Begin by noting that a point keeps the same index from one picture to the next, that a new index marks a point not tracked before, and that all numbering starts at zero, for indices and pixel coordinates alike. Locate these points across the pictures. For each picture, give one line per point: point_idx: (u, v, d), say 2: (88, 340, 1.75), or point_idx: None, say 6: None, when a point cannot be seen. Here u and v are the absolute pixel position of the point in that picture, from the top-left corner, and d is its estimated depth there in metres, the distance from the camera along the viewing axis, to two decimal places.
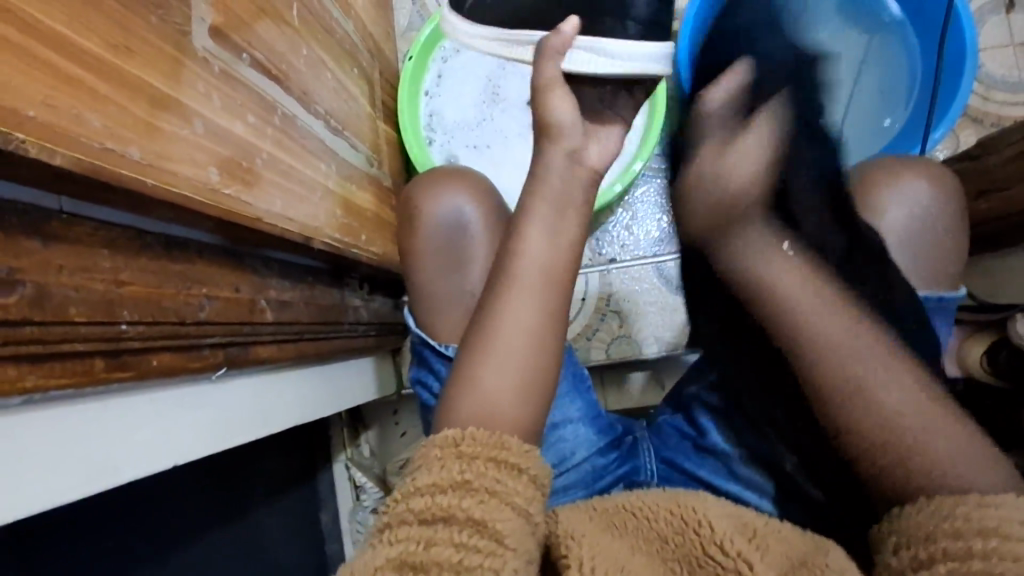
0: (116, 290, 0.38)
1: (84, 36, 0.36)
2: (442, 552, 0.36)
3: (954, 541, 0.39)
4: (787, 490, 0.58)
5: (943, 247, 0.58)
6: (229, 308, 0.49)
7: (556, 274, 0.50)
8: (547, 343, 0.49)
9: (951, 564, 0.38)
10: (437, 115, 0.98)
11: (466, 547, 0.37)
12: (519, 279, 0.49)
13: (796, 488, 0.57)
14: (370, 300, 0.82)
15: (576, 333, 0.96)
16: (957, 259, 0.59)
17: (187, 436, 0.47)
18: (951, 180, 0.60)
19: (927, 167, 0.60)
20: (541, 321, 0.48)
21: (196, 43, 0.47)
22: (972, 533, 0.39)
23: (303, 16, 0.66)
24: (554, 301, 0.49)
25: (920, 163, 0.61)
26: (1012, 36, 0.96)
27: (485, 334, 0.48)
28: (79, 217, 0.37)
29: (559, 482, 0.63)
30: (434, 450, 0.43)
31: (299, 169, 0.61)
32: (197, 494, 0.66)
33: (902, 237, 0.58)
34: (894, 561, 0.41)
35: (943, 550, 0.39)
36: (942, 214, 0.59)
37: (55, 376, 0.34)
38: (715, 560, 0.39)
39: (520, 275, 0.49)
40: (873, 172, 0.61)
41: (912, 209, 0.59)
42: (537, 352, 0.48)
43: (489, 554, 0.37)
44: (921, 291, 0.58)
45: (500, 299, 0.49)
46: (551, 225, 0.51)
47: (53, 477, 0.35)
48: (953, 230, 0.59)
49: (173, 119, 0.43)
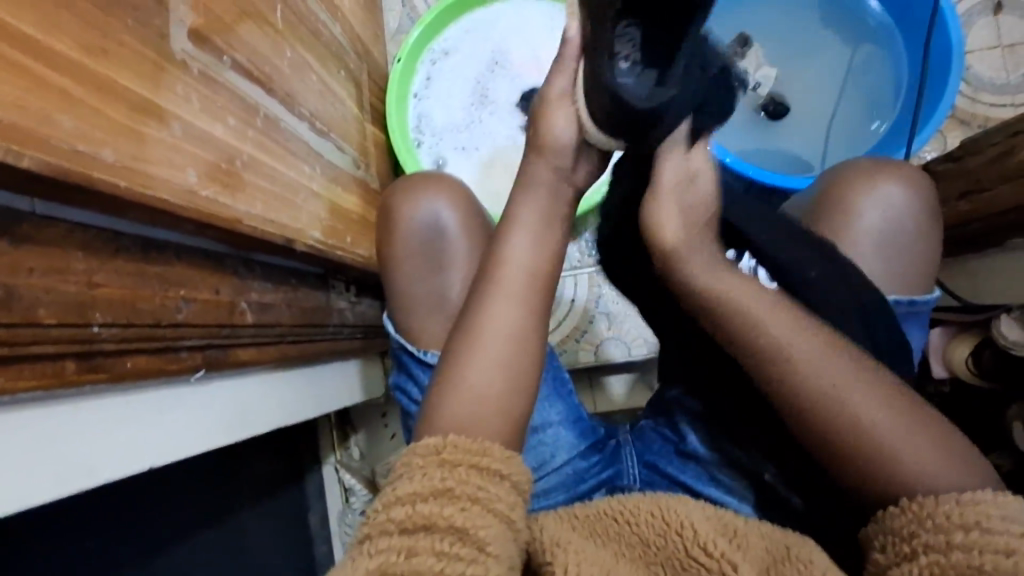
0: (89, 292, 0.38)
1: (57, 38, 0.36)
2: (423, 562, 0.36)
3: (935, 535, 0.38)
4: (765, 496, 0.57)
5: (917, 247, 0.58)
6: (207, 309, 0.49)
7: (538, 279, 0.50)
8: (530, 344, 0.49)
9: (933, 556, 0.37)
10: (425, 117, 0.98)
11: (448, 556, 0.37)
12: (500, 290, 0.49)
13: (775, 495, 0.56)
14: (357, 302, 0.82)
15: (562, 335, 0.96)
16: (928, 260, 0.58)
17: (165, 438, 0.46)
18: (925, 181, 0.60)
19: (906, 169, 0.60)
20: (520, 329, 0.48)
21: (175, 46, 0.47)
22: (955, 526, 0.38)
23: (287, 18, 0.66)
24: (536, 308, 0.49)
25: (896, 164, 0.60)
26: (999, 38, 0.97)
27: (467, 339, 0.48)
28: (52, 218, 0.37)
29: (540, 486, 0.64)
30: (417, 458, 0.43)
31: (282, 172, 0.61)
32: (184, 495, 0.66)
33: (875, 232, 0.57)
34: (880, 557, 0.41)
35: (925, 544, 0.38)
36: (912, 212, 0.58)
37: (23, 379, 0.34)
38: (700, 562, 0.39)
39: (502, 287, 0.49)
40: (849, 171, 0.60)
41: (882, 205, 0.58)
42: (519, 360, 0.48)
43: (471, 561, 0.37)
44: (891, 294, 0.57)
45: (483, 307, 0.49)
46: (536, 236, 0.51)
47: (25, 483, 0.35)
48: (929, 230, 0.58)
49: (151, 121, 0.43)
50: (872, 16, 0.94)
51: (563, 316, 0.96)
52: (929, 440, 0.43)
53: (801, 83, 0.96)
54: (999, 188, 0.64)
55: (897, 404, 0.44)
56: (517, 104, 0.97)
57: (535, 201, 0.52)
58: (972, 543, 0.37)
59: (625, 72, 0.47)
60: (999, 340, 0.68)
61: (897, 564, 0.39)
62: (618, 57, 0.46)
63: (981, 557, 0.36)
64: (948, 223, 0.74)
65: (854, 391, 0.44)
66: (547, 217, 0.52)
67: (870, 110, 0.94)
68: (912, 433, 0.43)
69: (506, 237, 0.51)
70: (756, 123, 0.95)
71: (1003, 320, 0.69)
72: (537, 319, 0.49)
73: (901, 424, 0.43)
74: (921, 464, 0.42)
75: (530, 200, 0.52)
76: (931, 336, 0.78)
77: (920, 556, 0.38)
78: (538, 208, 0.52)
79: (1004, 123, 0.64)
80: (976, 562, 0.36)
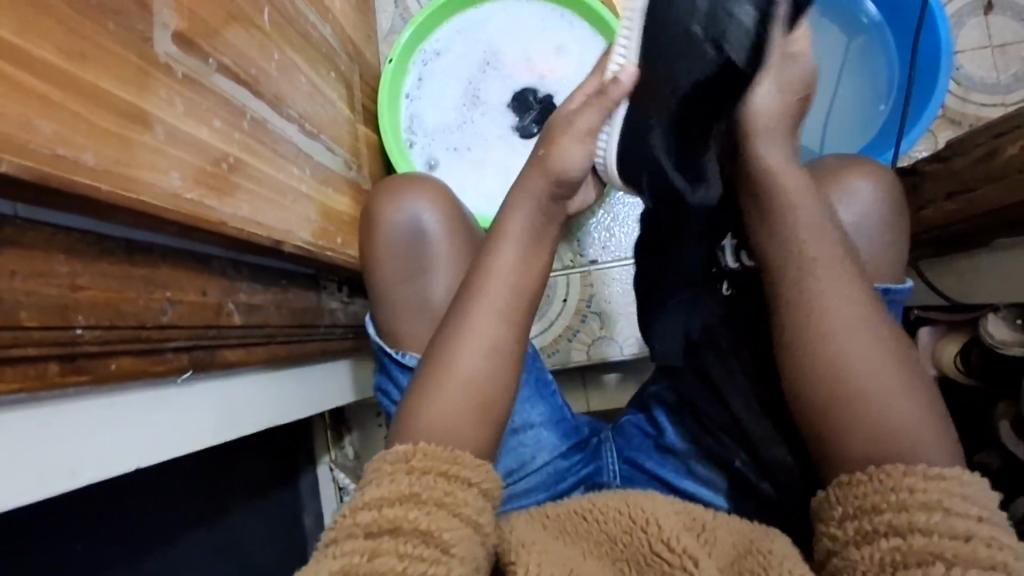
0: (71, 295, 0.39)
1: (36, 43, 0.36)
2: (387, 563, 0.36)
3: (899, 514, 0.39)
4: (741, 487, 0.58)
5: (885, 247, 0.58)
6: (193, 311, 0.50)
7: (525, 287, 0.51)
8: (510, 349, 0.50)
9: (895, 540, 0.38)
10: (417, 117, 0.98)
11: (410, 557, 0.37)
12: (487, 290, 0.50)
13: (749, 484, 0.57)
14: (349, 303, 0.82)
15: (554, 335, 0.97)
16: (898, 256, 0.59)
17: (152, 438, 0.47)
18: (891, 179, 0.60)
19: (872, 166, 0.60)
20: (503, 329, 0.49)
21: (159, 49, 0.48)
22: (918, 506, 0.39)
23: (275, 20, 0.67)
24: (517, 308, 0.50)
25: (861, 162, 0.60)
26: (990, 38, 0.97)
27: (452, 336, 0.49)
28: (35, 222, 0.37)
29: (518, 487, 0.64)
30: (386, 464, 0.43)
31: (270, 174, 0.61)
32: (176, 495, 0.66)
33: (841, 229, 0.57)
34: (838, 531, 0.41)
35: (888, 523, 0.39)
36: (879, 210, 0.58)
37: (6, 380, 0.34)
38: (662, 557, 0.39)
39: (488, 291, 0.50)
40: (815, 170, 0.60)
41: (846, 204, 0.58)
42: (497, 357, 0.49)
43: (433, 562, 0.37)
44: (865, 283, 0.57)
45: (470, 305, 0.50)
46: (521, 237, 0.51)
47: (8, 481, 0.35)
48: (895, 229, 0.58)
49: (134, 126, 0.44)
50: (863, 14, 0.94)
51: (556, 316, 0.96)
52: (912, 435, 0.43)
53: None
54: (983, 189, 0.64)
55: (897, 376, 0.45)
56: (508, 104, 0.97)
57: (521, 210, 0.53)
58: (934, 526, 0.37)
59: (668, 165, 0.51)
60: (988, 339, 0.69)
61: (856, 542, 0.40)
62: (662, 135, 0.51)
63: (941, 543, 0.37)
64: (932, 224, 0.74)
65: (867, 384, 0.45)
66: (537, 232, 0.53)
67: (860, 109, 0.95)
68: (914, 418, 0.44)
69: (501, 242, 0.52)
70: None
71: (990, 320, 0.70)
72: (514, 325, 0.50)
73: (898, 394, 0.44)
74: (918, 433, 0.43)
75: (520, 210, 0.53)
76: (921, 336, 0.78)
77: (883, 538, 0.38)
78: (524, 218, 0.53)
79: (988, 124, 0.64)
80: (937, 549, 0.36)
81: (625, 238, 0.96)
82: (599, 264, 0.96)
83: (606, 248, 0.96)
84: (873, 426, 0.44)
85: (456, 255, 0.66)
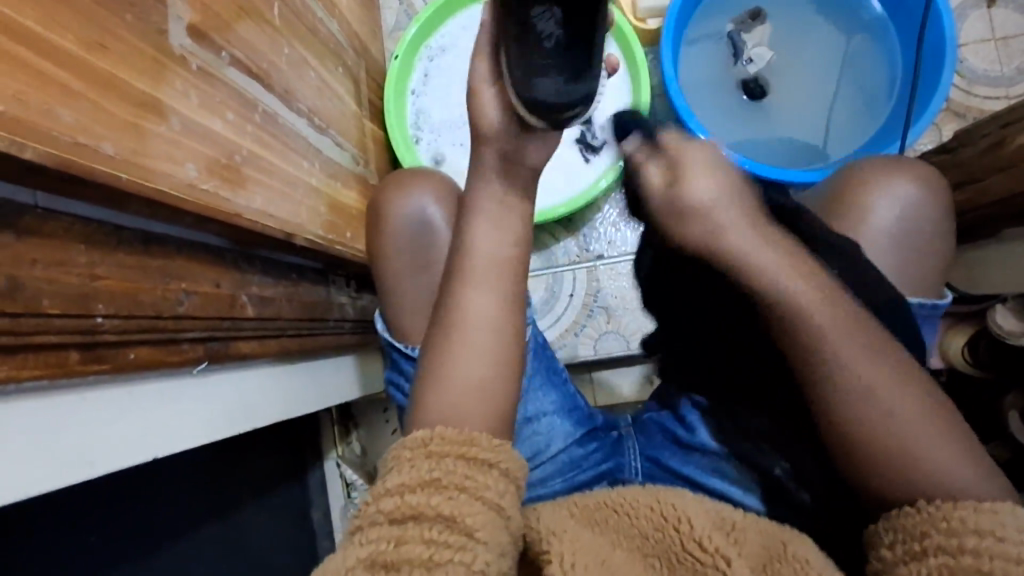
0: (91, 284, 0.39)
1: (56, 32, 0.37)
2: (414, 550, 0.37)
3: (949, 538, 0.38)
4: (774, 491, 0.57)
5: (919, 260, 0.58)
6: (208, 301, 0.50)
7: (511, 274, 0.51)
8: (505, 328, 0.50)
9: (945, 559, 0.37)
10: (423, 113, 0.98)
11: (437, 543, 0.37)
12: (470, 273, 0.51)
13: (786, 492, 0.56)
14: (357, 298, 0.82)
15: (562, 330, 0.97)
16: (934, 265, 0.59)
17: (167, 430, 0.47)
18: (937, 188, 0.59)
19: (905, 175, 0.59)
20: (500, 313, 0.50)
21: (174, 41, 0.48)
22: (968, 531, 0.37)
23: (285, 15, 0.67)
24: (507, 292, 0.51)
25: (899, 170, 0.59)
26: (993, 31, 0.97)
27: (449, 327, 0.49)
28: (54, 212, 0.38)
29: (536, 475, 0.65)
30: (406, 451, 0.43)
31: (282, 167, 0.61)
32: (188, 490, 0.66)
33: (871, 240, 0.57)
34: (887, 553, 0.40)
35: (937, 545, 0.38)
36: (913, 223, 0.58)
37: (29, 368, 0.34)
38: (695, 556, 0.39)
39: (473, 274, 0.51)
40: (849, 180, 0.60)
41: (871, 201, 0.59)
42: (500, 343, 0.49)
43: (460, 548, 0.37)
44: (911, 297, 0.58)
45: (463, 294, 0.50)
46: (496, 218, 0.52)
47: (31, 470, 0.35)
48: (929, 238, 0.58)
49: (150, 116, 0.44)
50: (867, 12, 0.94)
51: (564, 311, 0.97)
52: (938, 433, 0.42)
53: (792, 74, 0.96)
54: (991, 178, 0.64)
55: (915, 388, 0.44)
56: None
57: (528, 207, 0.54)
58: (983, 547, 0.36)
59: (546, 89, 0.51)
60: (995, 329, 0.69)
61: (905, 561, 0.39)
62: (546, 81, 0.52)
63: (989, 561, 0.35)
64: None
65: (892, 385, 0.43)
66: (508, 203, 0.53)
67: (864, 105, 0.95)
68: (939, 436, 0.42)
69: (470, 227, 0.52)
70: (738, 106, 0.96)
71: (999, 311, 0.69)
72: (513, 307, 0.51)
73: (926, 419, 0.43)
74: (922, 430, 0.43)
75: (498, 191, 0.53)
76: None
77: (930, 557, 0.38)
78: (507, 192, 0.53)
79: (995, 113, 0.65)
80: (986, 566, 0.35)
81: (631, 232, 0.97)
82: (605, 258, 0.97)
83: (613, 242, 0.97)
84: (888, 425, 0.43)
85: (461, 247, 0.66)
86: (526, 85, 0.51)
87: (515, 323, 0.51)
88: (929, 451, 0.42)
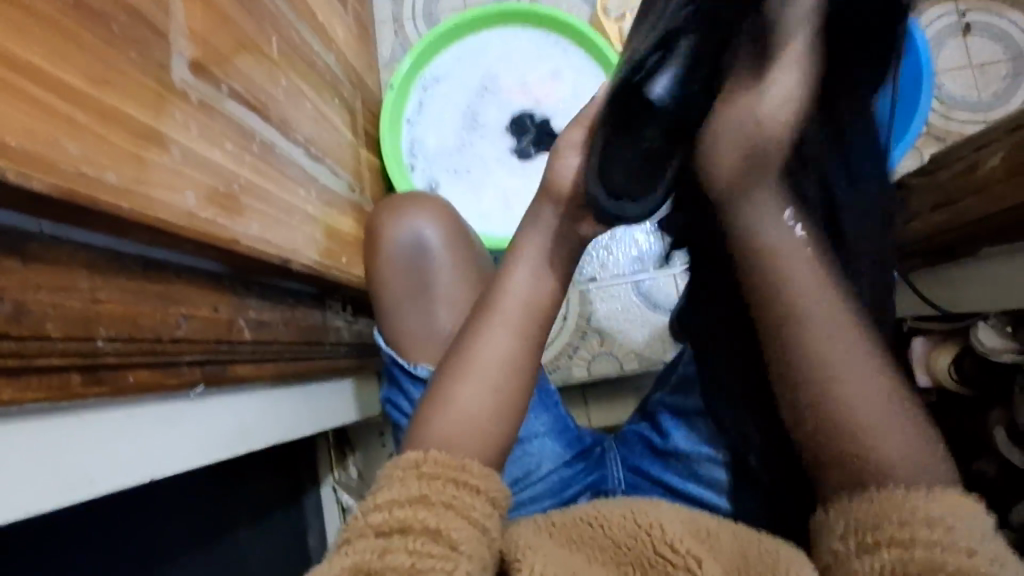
0: (93, 308, 0.40)
1: (64, 70, 0.39)
2: (397, 559, 0.38)
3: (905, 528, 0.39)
4: (747, 492, 0.60)
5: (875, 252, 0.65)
6: (206, 326, 0.51)
7: (533, 311, 0.52)
8: (519, 368, 0.50)
9: (897, 551, 0.38)
10: (418, 142, 1.01)
11: (419, 553, 0.38)
12: (502, 311, 0.51)
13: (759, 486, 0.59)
14: (353, 321, 0.84)
15: (556, 352, 0.98)
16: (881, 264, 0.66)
17: (165, 452, 0.48)
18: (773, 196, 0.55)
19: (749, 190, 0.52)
20: (519, 350, 0.50)
21: (175, 76, 0.50)
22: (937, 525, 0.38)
23: (283, 50, 0.70)
24: (529, 331, 0.51)
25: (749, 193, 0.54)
26: (968, 58, 1.01)
27: (461, 359, 0.50)
28: (59, 238, 0.39)
29: (526, 493, 0.66)
30: (398, 470, 0.45)
31: (278, 195, 0.63)
32: (185, 513, 0.67)
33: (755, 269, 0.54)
34: (841, 546, 0.42)
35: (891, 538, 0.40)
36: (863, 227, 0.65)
37: (31, 390, 0.36)
38: (666, 558, 0.40)
39: (504, 310, 0.51)
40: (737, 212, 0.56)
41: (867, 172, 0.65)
42: (513, 379, 0.50)
43: (443, 557, 0.39)
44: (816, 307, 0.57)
45: (480, 332, 0.51)
46: (534, 267, 0.53)
47: (32, 492, 0.36)
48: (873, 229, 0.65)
49: (153, 147, 0.46)
50: None
51: (556, 332, 0.97)
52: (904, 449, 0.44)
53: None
54: (967, 200, 0.65)
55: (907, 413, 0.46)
56: (507, 127, 1.00)
57: (534, 234, 0.53)
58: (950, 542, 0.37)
59: (604, 194, 0.49)
60: (979, 347, 0.72)
61: (858, 553, 0.40)
62: (608, 184, 0.50)
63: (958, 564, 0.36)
64: (920, 236, 0.75)
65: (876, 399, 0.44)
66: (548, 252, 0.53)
67: None
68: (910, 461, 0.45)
69: (509, 270, 0.53)
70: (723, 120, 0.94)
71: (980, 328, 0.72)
72: (527, 343, 0.51)
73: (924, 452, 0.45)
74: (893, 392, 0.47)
75: (532, 234, 0.53)
76: (914, 345, 0.81)
77: (886, 549, 0.39)
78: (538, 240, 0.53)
79: (968, 138, 0.68)
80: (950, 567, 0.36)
81: (623, 254, 0.98)
82: (597, 281, 0.98)
83: (605, 265, 0.99)
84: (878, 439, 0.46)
85: (457, 274, 0.68)
86: (595, 180, 0.50)
87: (530, 362, 0.51)
88: (904, 482, 0.43)
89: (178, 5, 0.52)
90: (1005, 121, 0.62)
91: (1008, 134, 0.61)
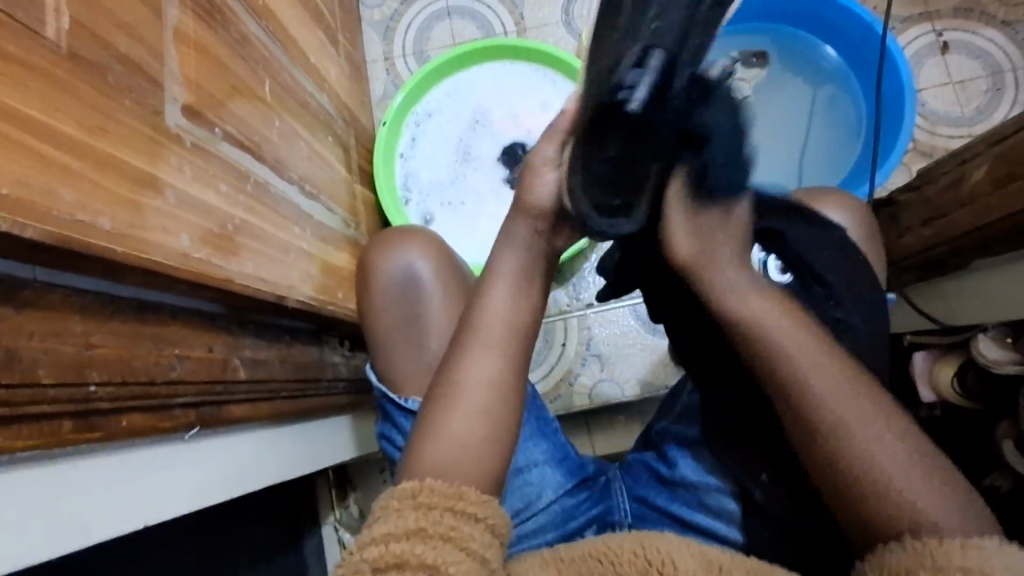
0: (86, 352, 0.40)
1: (60, 120, 0.40)
2: None
3: None
4: (752, 519, 0.59)
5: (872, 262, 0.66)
6: (200, 366, 0.51)
7: (518, 336, 0.52)
8: (508, 394, 0.50)
9: None
10: (411, 176, 1.02)
11: None
12: (489, 336, 0.51)
13: (759, 511, 0.58)
14: (352, 357, 0.84)
15: (555, 380, 0.97)
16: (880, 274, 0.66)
17: (160, 496, 0.47)
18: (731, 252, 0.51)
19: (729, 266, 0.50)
20: (505, 378, 0.50)
21: (169, 121, 0.51)
22: None
23: (276, 92, 0.71)
24: (518, 362, 0.51)
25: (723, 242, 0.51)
26: (949, 75, 1.03)
27: (450, 385, 0.50)
28: (53, 285, 0.39)
29: (527, 527, 0.64)
30: (393, 502, 0.44)
31: (273, 233, 0.64)
32: (183, 561, 0.65)
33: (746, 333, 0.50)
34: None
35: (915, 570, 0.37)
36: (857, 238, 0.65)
37: (21, 439, 0.35)
38: None
39: (488, 333, 0.51)
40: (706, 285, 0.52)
41: (826, 188, 0.69)
42: (502, 407, 0.50)
43: None
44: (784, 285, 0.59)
45: (466, 361, 0.51)
46: (517, 291, 0.53)
47: (22, 542, 0.35)
48: (869, 240, 0.66)
49: (147, 191, 0.46)
50: (827, 61, 0.98)
51: (554, 361, 0.97)
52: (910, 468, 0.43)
53: (778, 92, 1.00)
54: (955, 214, 0.66)
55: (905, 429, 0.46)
56: (499, 158, 1.02)
57: (511, 253, 0.54)
58: None
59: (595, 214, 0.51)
60: (981, 359, 0.71)
61: None
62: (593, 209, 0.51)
63: None
64: (913, 249, 0.75)
65: None
66: (534, 273, 0.54)
67: (838, 145, 0.98)
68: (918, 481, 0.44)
69: (491, 291, 0.53)
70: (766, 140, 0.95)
71: (982, 340, 0.72)
72: (517, 370, 0.51)
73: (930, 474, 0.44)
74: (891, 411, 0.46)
75: (514, 255, 0.54)
76: (915, 361, 0.80)
77: None
78: (516, 259, 0.54)
79: (952, 152, 0.69)
80: None
81: None
82: (595, 307, 0.98)
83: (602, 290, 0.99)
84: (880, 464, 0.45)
85: (450, 302, 0.68)
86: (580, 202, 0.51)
87: (520, 389, 0.51)
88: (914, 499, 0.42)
89: (172, 52, 0.53)
90: (988, 135, 0.64)
91: (991, 147, 0.62)
